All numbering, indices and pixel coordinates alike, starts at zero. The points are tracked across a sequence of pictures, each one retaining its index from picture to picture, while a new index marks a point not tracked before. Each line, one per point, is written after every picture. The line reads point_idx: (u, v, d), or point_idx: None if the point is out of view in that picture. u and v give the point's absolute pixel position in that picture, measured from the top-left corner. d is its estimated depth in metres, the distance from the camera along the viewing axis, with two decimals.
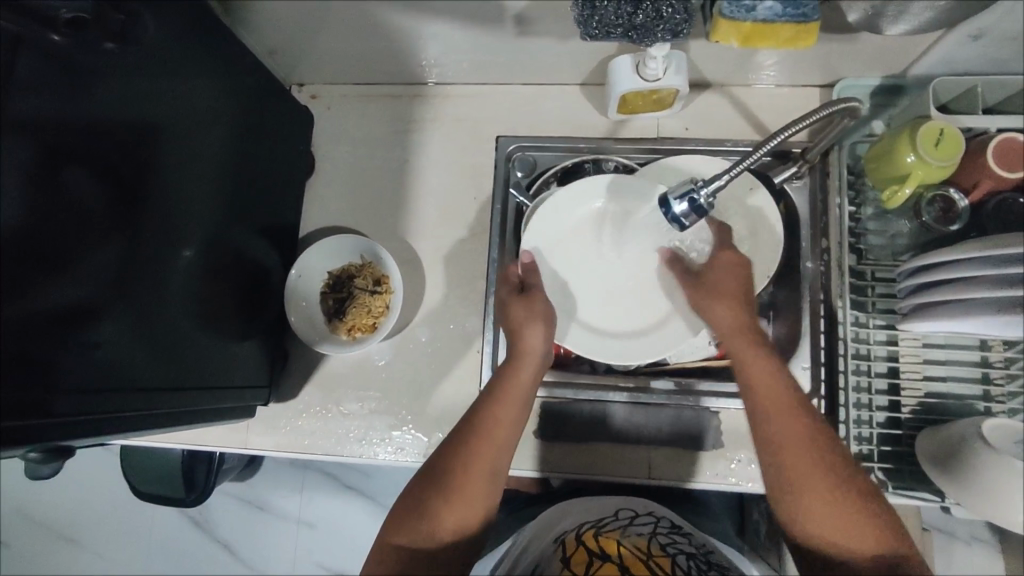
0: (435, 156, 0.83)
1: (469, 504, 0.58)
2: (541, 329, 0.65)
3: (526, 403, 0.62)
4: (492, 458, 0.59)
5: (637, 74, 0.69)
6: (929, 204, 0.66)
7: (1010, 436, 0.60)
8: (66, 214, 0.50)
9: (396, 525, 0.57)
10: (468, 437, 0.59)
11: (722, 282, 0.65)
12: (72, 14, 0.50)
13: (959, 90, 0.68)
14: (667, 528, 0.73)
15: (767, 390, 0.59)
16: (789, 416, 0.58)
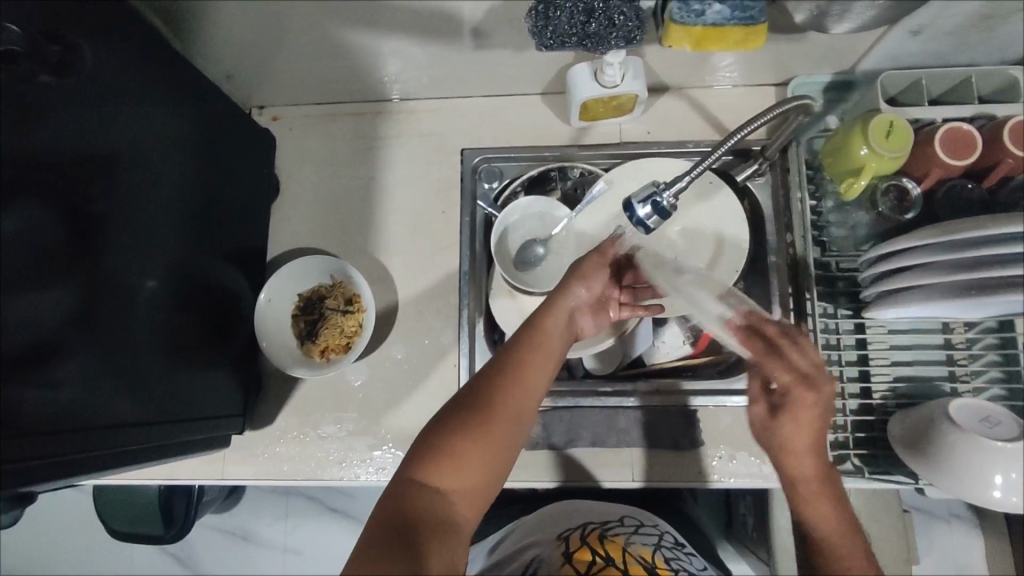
0: (401, 171, 0.83)
1: (496, 453, 0.52)
2: (583, 287, 0.62)
3: (559, 361, 0.59)
4: (520, 406, 0.54)
5: (595, 81, 0.70)
6: (884, 194, 0.69)
7: (979, 414, 0.61)
8: (22, 250, 0.49)
9: (415, 465, 0.50)
10: (501, 380, 0.54)
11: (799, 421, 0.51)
12: (3, 46, 0.47)
13: (905, 83, 0.70)
14: (670, 542, 0.74)
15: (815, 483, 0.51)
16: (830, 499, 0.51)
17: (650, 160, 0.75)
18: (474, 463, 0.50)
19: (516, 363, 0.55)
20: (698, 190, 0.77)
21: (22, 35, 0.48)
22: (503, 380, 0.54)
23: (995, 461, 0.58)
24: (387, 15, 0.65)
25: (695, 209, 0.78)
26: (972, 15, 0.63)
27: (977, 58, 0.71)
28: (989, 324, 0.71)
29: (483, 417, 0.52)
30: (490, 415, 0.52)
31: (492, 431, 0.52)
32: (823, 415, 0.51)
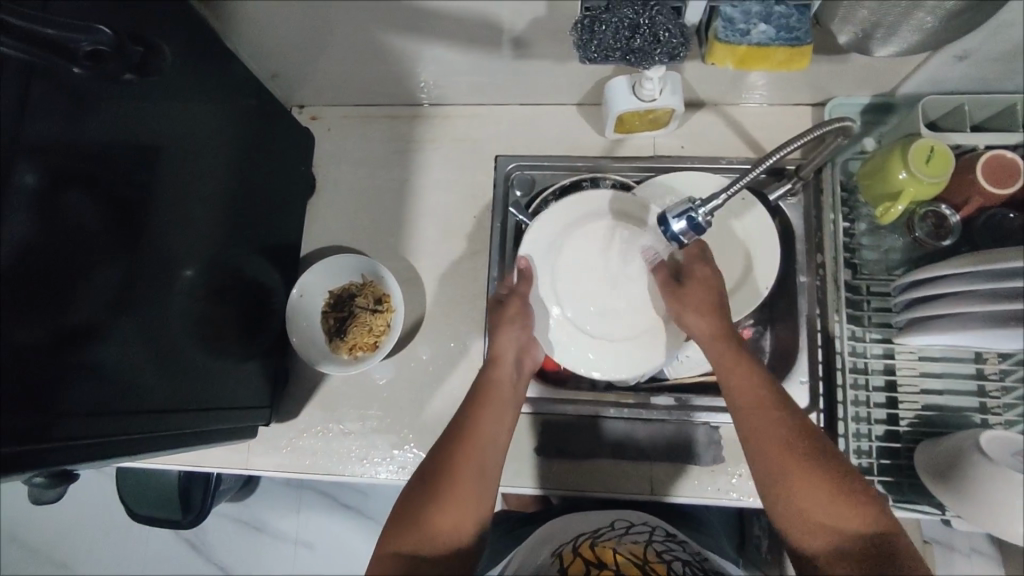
0: (434, 175, 0.84)
1: (470, 499, 0.57)
2: (516, 329, 0.67)
3: (511, 406, 0.64)
4: (486, 445, 0.60)
5: (633, 95, 0.71)
6: (921, 219, 0.67)
7: (1010, 447, 0.60)
8: (66, 237, 0.50)
9: (391, 534, 0.55)
10: (462, 428, 0.61)
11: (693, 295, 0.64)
12: (92, 46, 0.48)
13: (947, 108, 0.70)
14: (662, 536, 0.74)
15: (746, 394, 0.60)
16: (755, 410, 0.59)
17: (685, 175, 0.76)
18: (448, 520, 0.55)
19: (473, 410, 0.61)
20: (730, 207, 0.77)
21: (112, 37, 0.49)
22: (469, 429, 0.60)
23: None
24: (431, 22, 0.67)
25: (727, 226, 0.78)
26: (1019, 43, 0.62)
27: (1021, 86, 0.70)
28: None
29: (446, 479, 0.57)
30: (452, 474, 0.57)
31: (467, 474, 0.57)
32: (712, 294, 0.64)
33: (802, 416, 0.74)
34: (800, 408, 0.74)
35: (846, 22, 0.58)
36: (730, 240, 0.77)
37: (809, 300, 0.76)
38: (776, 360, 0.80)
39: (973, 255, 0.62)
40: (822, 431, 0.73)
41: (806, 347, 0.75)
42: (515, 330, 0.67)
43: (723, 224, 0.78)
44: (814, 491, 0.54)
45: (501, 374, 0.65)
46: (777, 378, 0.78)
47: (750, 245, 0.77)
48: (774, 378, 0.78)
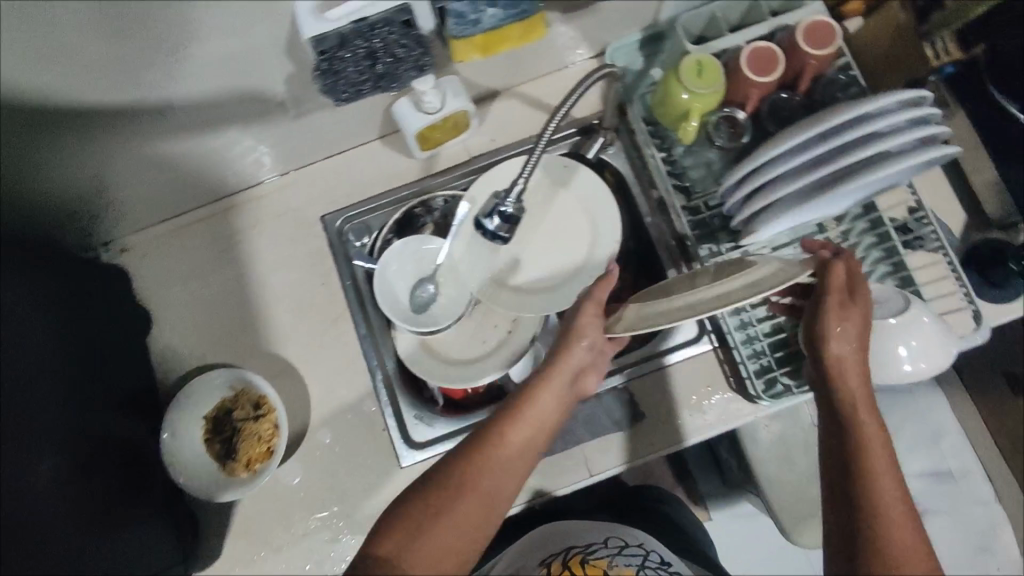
0: (266, 258, 0.79)
1: (462, 530, 0.49)
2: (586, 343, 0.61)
3: (547, 429, 0.57)
4: (494, 486, 0.52)
5: (421, 112, 0.71)
6: (716, 128, 0.71)
7: (868, 298, 0.65)
8: None
9: (390, 531, 0.49)
10: (476, 444, 0.54)
11: (837, 285, 0.58)
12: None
13: (703, 22, 0.75)
14: (655, 563, 0.79)
15: (861, 410, 0.54)
16: (878, 448, 0.52)
17: (507, 166, 0.76)
18: (458, 517, 0.50)
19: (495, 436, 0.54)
20: (557, 178, 0.78)
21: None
22: (493, 449, 0.54)
23: (895, 336, 0.63)
24: (184, 115, 0.63)
25: (561, 195, 0.78)
26: None
27: None
28: (857, 211, 0.73)
29: (477, 469, 0.52)
30: (473, 474, 0.52)
31: (466, 517, 0.50)
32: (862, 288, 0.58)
33: (695, 343, 0.76)
34: (691, 337, 0.77)
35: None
36: (567, 208, 0.77)
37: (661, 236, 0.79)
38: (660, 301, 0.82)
39: (778, 135, 0.66)
40: (718, 349, 0.76)
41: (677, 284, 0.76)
42: (575, 355, 0.61)
43: (558, 195, 0.78)
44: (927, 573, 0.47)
45: (543, 401, 0.58)
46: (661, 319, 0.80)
47: (588, 205, 0.77)
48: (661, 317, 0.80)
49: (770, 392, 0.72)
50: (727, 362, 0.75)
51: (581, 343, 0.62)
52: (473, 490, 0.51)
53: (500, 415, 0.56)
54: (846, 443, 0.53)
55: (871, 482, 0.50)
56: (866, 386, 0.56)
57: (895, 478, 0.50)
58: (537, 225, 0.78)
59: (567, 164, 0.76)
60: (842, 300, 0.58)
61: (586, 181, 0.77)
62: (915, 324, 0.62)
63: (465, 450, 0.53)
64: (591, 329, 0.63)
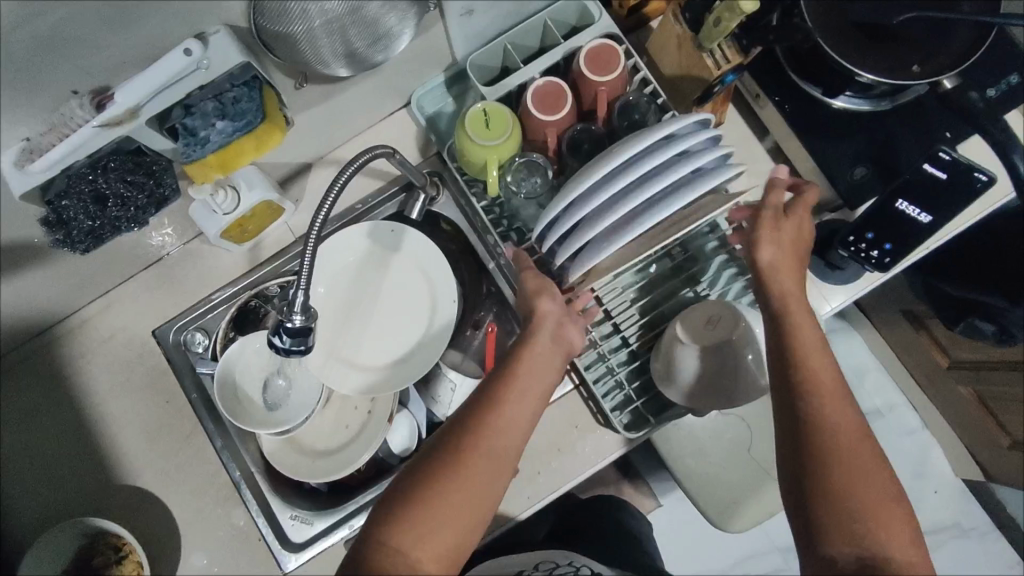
0: (104, 387, 0.75)
1: (459, 515, 0.53)
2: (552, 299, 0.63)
3: (532, 397, 0.57)
4: (488, 455, 0.54)
5: (215, 213, 0.67)
6: (518, 176, 0.66)
7: (704, 317, 0.64)
8: None
9: (390, 522, 0.52)
10: (471, 425, 0.55)
11: (784, 230, 0.60)
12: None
13: (499, 54, 0.71)
14: None
15: (808, 334, 0.57)
16: (825, 369, 0.56)
17: (331, 243, 0.73)
18: (446, 510, 0.52)
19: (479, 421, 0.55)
20: (386, 244, 0.74)
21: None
22: (485, 427, 0.55)
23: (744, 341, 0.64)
24: None
25: (395, 260, 0.74)
26: None
27: None
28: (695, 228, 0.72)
29: (453, 468, 0.53)
30: (452, 477, 0.53)
31: (468, 496, 0.53)
32: (802, 223, 0.62)
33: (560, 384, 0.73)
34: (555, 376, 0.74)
35: (322, 53, 0.54)
36: (404, 272, 0.74)
37: (506, 281, 0.77)
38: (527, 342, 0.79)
39: (579, 175, 0.63)
40: (580, 387, 0.73)
41: None
42: (546, 327, 0.62)
43: (391, 260, 0.74)
44: (876, 484, 0.53)
45: (523, 366, 0.58)
46: None
47: (424, 266, 0.74)
48: None
49: (632, 426, 0.71)
50: (592, 399, 0.73)
51: (552, 306, 0.62)
52: (475, 465, 0.54)
53: (484, 396, 0.57)
54: (813, 366, 0.56)
55: (822, 404, 0.54)
56: (804, 304, 0.59)
57: (842, 397, 0.55)
58: (375, 296, 0.75)
59: (393, 229, 0.73)
60: (776, 214, 0.61)
61: (416, 243, 0.74)
62: (745, 335, 0.63)
63: (466, 427, 0.55)
64: (552, 304, 0.62)
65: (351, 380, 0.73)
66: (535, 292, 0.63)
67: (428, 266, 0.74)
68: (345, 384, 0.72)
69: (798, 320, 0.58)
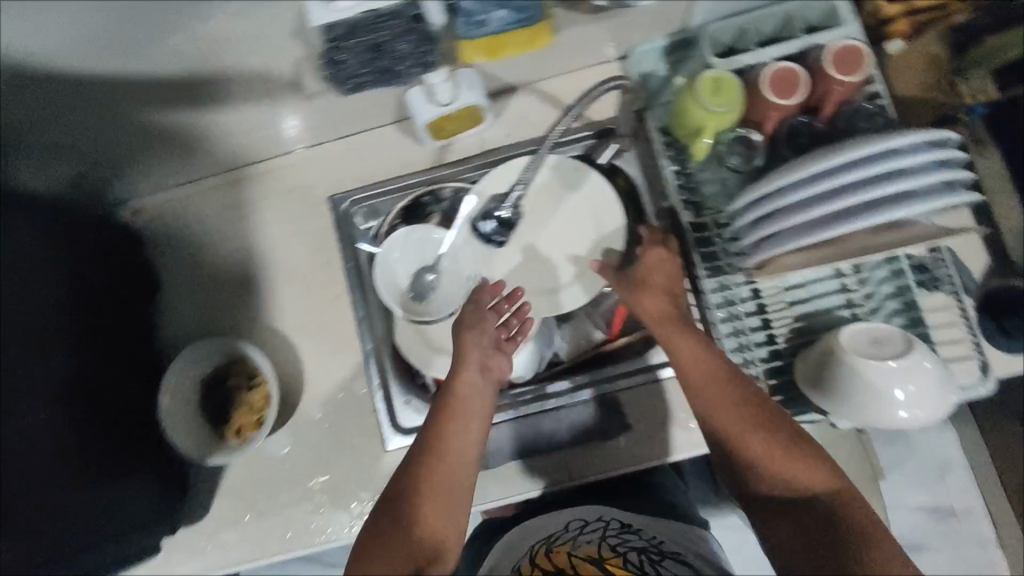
0: (273, 234, 0.81)
1: (450, 492, 0.56)
2: (474, 334, 0.64)
3: (478, 419, 0.60)
4: (463, 437, 0.59)
5: (431, 102, 0.70)
6: (728, 148, 0.69)
7: (869, 336, 0.63)
8: None
9: (396, 501, 0.55)
10: (438, 416, 0.60)
11: (652, 278, 0.67)
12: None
13: (733, 32, 0.71)
14: (616, 529, 0.79)
15: (724, 419, 0.60)
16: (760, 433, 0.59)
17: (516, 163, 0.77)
18: (439, 488, 0.56)
19: (456, 407, 0.60)
20: (567, 179, 0.77)
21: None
22: (460, 414, 0.59)
23: (901, 377, 0.60)
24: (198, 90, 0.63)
25: (568, 201, 0.78)
26: None
27: None
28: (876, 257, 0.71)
29: (438, 452, 0.57)
30: (440, 469, 0.57)
31: (456, 472, 0.57)
32: (665, 289, 0.66)
33: None
34: None
35: None
36: (573, 213, 0.77)
37: None
38: None
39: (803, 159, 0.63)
40: None
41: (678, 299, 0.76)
42: (465, 346, 0.63)
43: (565, 199, 0.78)
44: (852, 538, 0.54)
45: (466, 383, 0.61)
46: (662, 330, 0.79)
47: (594, 212, 0.77)
48: None
49: None
50: None
51: (480, 317, 0.65)
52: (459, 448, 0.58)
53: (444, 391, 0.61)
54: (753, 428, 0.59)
55: (759, 457, 0.59)
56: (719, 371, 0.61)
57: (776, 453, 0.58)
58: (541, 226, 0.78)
59: (578, 167, 0.77)
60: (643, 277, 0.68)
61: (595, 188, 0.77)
62: (915, 368, 0.60)
63: (435, 419, 0.59)
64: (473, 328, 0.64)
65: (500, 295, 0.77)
66: (463, 323, 0.65)
67: (599, 213, 0.77)
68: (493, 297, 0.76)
69: (708, 394, 0.61)
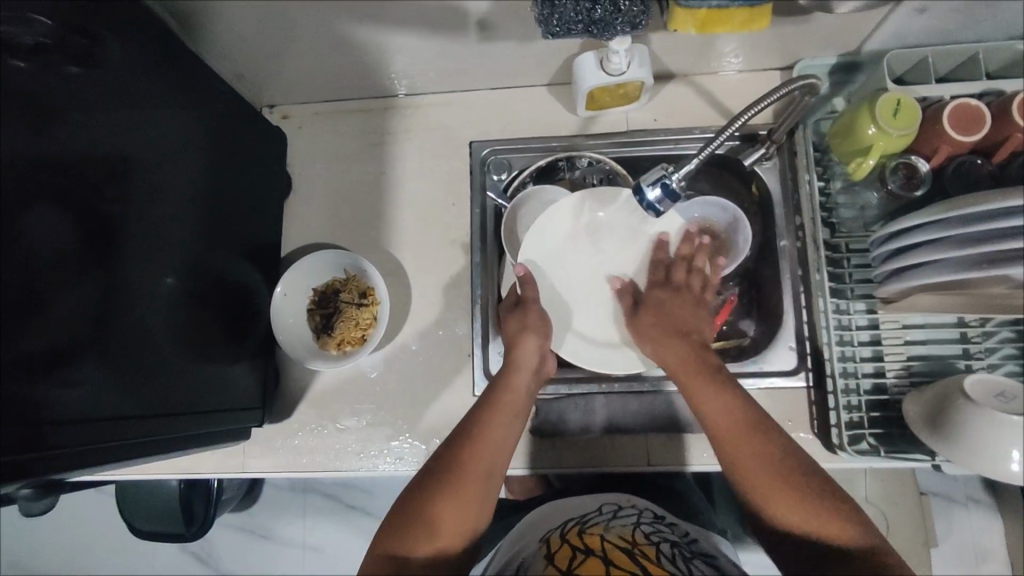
0: (408, 166, 0.83)
1: (495, 456, 0.61)
2: (536, 340, 0.69)
3: (523, 409, 0.66)
4: (514, 414, 0.64)
5: (601, 69, 0.71)
6: (892, 171, 0.69)
7: (991, 389, 0.62)
8: (35, 262, 0.48)
9: (448, 454, 0.60)
10: (492, 394, 0.65)
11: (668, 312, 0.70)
12: (34, 41, 0.49)
13: (912, 62, 0.70)
14: (650, 518, 0.65)
15: (705, 405, 0.62)
16: (724, 419, 0.60)
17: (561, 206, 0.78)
18: (490, 450, 0.61)
19: (496, 388, 0.65)
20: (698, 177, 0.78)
21: (52, 28, 0.50)
22: (509, 395, 0.65)
23: (1014, 437, 0.58)
24: (390, 11, 0.65)
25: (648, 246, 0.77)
26: None
27: (987, 35, 0.70)
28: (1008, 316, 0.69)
29: (491, 419, 0.63)
30: (484, 439, 0.61)
31: (503, 444, 0.62)
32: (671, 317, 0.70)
33: (791, 376, 0.75)
34: (789, 368, 0.75)
35: None
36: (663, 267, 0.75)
37: (790, 264, 0.77)
38: (763, 328, 0.81)
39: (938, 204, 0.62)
40: (812, 390, 0.74)
41: (790, 311, 0.77)
42: (526, 339, 0.69)
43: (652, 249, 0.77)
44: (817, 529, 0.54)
45: (516, 383, 0.67)
46: (768, 338, 0.79)
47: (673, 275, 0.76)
48: (766, 338, 0.80)
49: (852, 446, 0.70)
50: (817, 405, 0.74)
51: (534, 323, 0.70)
52: (510, 418, 0.64)
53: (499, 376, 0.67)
54: (713, 419, 0.61)
55: (728, 446, 0.59)
56: (709, 382, 0.62)
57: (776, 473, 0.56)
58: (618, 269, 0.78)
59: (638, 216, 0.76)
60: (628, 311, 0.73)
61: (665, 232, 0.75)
62: None
63: (492, 393, 0.65)
64: (538, 322, 0.71)
65: (569, 342, 0.75)
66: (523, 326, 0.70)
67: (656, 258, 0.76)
68: (563, 345, 0.74)
69: (693, 385, 0.63)
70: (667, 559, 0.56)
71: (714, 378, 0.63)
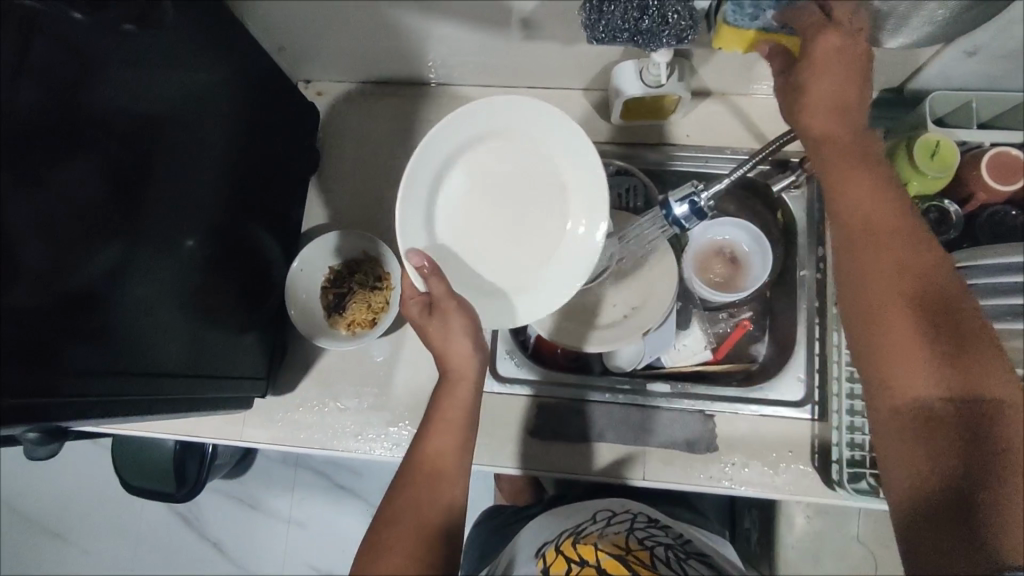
0: None
1: (446, 487, 0.58)
2: (462, 339, 0.61)
3: (467, 427, 0.61)
4: (458, 439, 0.60)
5: (640, 79, 0.70)
6: (923, 214, 0.66)
7: None
8: (60, 209, 0.48)
9: (400, 492, 0.57)
10: (430, 417, 0.61)
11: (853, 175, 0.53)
12: None
13: (956, 105, 0.69)
14: (643, 522, 0.66)
15: (887, 308, 0.52)
16: (903, 337, 0.51)
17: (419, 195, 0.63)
18: (438, 482, 0.58)
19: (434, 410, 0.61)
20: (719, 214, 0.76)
21: None
22: (449, 415, 0.61)
23: None
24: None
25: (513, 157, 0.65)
26: None
27: None
28: None
29: (435, 447, 0.59)
30: (432, 473, 0.58)
31: (455, 469, 0.59)
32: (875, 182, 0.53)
33: (797, 407, 0.75)
34: (795, 400, 0.75)
35: None
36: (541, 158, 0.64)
37: (807, 299, 0.77)
38: (773, 356, 0.81)
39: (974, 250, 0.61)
40: (816, 423, 0.74)
41: (804, 338, 0.77)
42: (453, 343, 0.61)
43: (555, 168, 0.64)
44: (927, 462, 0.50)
45: (455, 401, 0.61)
46: (778, 365, 0.78)
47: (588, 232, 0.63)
48: (775, 366, 0.79)
49: (852, 484, 0.68)
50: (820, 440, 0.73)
51: (454, 321, 0.61)
52: (454, 443, 0.60)
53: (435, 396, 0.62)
54: (891, 337, 0.52)
55: (888, 367, 0.52)
56: (907, 293, 0.51)
57: (918, 442, 0.51)
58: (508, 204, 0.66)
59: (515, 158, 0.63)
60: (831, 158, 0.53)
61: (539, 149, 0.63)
62: None
63: (432, 418, 0.61)
64: (454, 320, 0.61)
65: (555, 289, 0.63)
66: (443, 335, 0.61)
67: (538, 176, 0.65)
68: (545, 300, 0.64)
69: (883, 284, 0.52)
70: (661, 564, 0.57)
71: (914, 288, 0.51)
